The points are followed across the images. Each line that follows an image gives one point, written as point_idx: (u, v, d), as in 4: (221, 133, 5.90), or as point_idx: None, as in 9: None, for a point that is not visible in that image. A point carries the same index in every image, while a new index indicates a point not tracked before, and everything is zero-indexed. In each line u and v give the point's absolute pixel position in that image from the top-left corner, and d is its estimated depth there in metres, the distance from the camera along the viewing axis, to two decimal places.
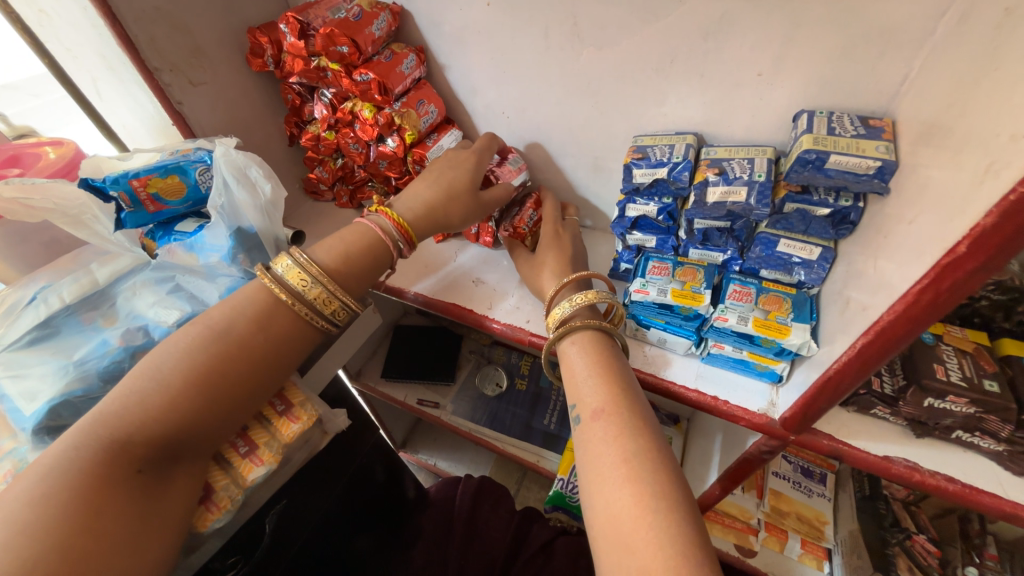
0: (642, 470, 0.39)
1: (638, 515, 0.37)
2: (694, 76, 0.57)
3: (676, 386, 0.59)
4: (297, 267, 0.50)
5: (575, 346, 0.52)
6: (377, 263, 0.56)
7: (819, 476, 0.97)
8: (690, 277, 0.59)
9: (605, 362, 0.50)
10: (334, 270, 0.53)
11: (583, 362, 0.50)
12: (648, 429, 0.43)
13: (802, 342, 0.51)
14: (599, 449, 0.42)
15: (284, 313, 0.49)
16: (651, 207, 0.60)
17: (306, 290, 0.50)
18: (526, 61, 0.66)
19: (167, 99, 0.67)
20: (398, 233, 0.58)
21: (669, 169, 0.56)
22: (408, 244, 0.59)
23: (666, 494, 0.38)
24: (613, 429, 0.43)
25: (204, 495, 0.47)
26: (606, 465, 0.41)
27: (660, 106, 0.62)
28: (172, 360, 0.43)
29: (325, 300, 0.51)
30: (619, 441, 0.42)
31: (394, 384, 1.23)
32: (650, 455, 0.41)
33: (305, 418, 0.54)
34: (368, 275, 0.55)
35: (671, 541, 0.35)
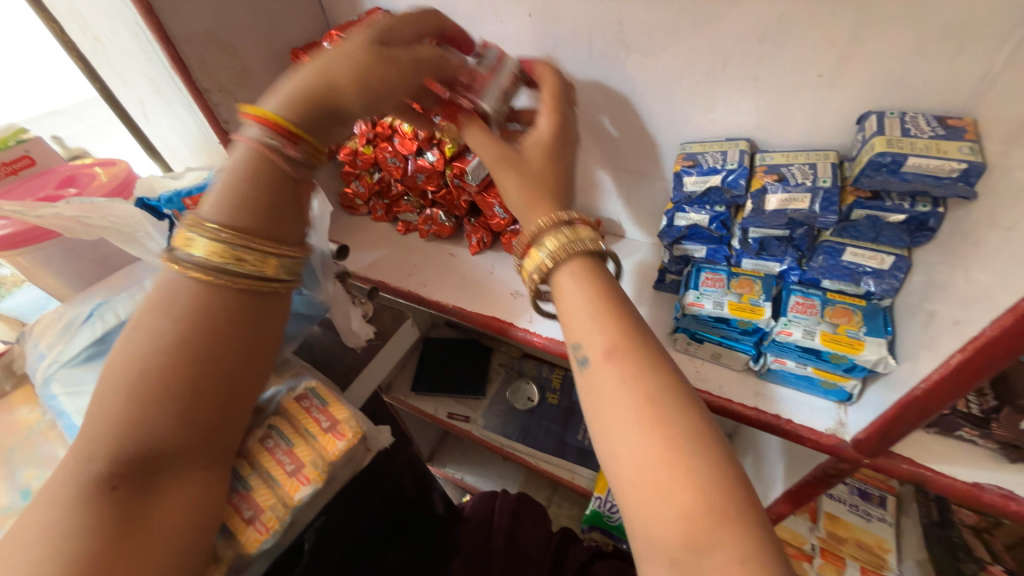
0: (664, 413, 0.33)
1: (674, 463, 0.31)
2: (747, 79, 0.55)
3: (734, 404, 0.56)
4: (195, 234, 0.43)
5: (571, 279, 0.42)
6: (273, 180, 0.46)
7: (878, 500, 0.91)
8: (747, 288, 0.56)
9: (610, 291, 0.41)
10: (231, 214, 0.45)
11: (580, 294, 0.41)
12: (656, 355, 0.37)
13: (878, 358, 0.47)
14: (613, 401, 0.35)
15: (237, 294, 0.44)
16: (703, 217, 0.58)
17: (211, 254, 0.43)
18: (565, 70, 0.66)
19: (215, 118, 0.68)
20: (274, 135, 0.45)
21: (723, 176, 0.54)
22: (295, 141, 0.46)
23: (707, 436, 0.32)
24: (630, 370, 0.35)
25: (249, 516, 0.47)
26: (627, 412, 0.34)
27: (709, 112, 0.60)
28: (132, 371, 0.39)
29: (224, 253, 0.43)
30: (635, 378, 0.35)
31: (423, 398, 1.22)
32: (674, 392, 0.35)
33: (350, 435, 0.52)
34: (269, 204, 0.46)
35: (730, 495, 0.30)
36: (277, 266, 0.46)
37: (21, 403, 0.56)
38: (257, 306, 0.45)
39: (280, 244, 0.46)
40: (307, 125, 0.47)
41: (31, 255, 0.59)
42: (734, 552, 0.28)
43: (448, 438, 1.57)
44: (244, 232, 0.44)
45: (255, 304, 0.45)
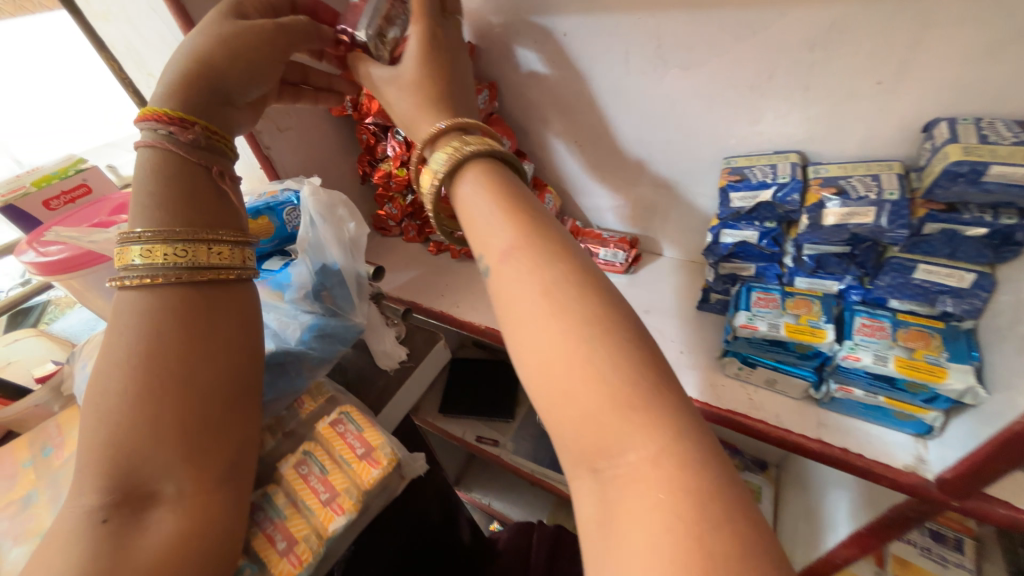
0: (564, 308, 0.31)
1: (572, 348, 0.30)
2: (796, 89, 0.53)
3: (795, 436, 0.51)
4: (144, 248, 0.44)
5: (466, 186, 0.40)
6: (188, 169, 0.48)
7: (954, 543, 0.82)
8: (805, 309, 0.52)
9: (507, 188, 0.39)
10: (167, 214, 0.45)
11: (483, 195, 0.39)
12: (557, 248, 0.34)
13: (966, 389, 0.42)
14: (519, 304, 0.33)
15: (191, 300, 0.44)
16: (752, 233, 0.55)
17: (163, 259, 0.44)
18: (601, 88, 0.65)
19: (257, 144, 0.70)
20: (167, 126, 0.46)
21: (775, 191, 0.51)
22: (187, 126, 0.47)
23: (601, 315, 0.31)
24: (527, 263, 0.34)
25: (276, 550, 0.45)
26: (526, 306, 0.32)
27: (754, 124, 0.58)
28: (107, 404, 0.40)
29: (156, 253, 0.44)
30: (536, 274, 0.33)
31: (452, 420, 1.20)
32: (573, 276, 0.33)
33: (385, 462, 0.50)
34: (188, 196, 0.47)
35: (620, 370, 0.29)
36: (215, 253, 0.46)
37: (68, 425, 0.57)
38: (215, 307, 0.45)
39: (214, 231, 0.47)
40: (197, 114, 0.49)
41: (84, 279, 0.61)
42: (649, 447, 0.27)
43: (475, 461, 1.53)
44: (168, 226, 0.45)
45: (220, 291, 0.47)
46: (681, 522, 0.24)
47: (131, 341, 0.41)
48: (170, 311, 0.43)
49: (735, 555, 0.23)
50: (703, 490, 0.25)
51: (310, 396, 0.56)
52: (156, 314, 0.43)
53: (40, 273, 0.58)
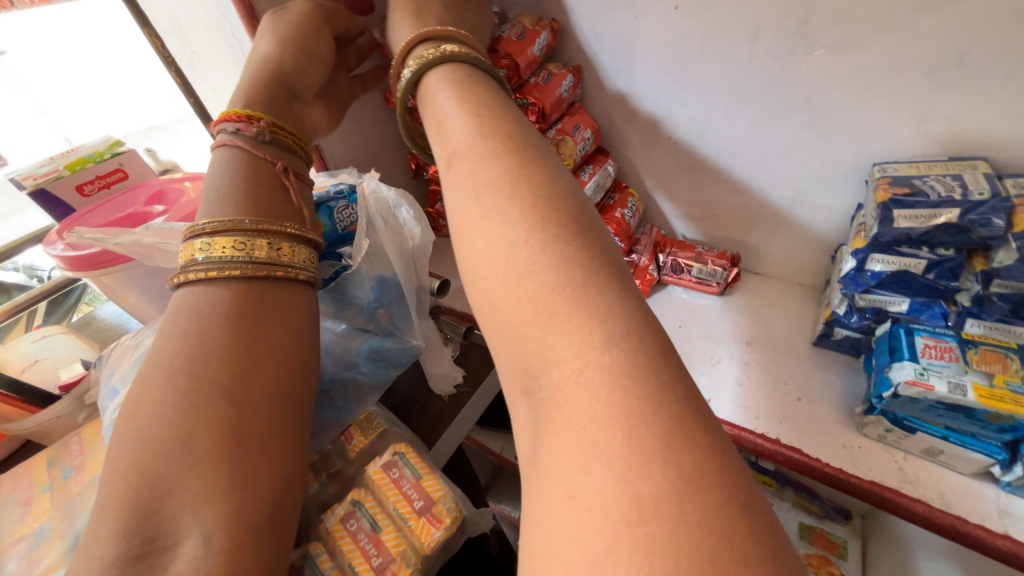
0: (489, 215, 0.26)
1: (501, 245, 0.25)
2: (995, 79, 0.41)
3: (971, 526, 0.40)
4: (213, 239, 0.37)
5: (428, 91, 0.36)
6: (260, 166, 0.43)
7: None
8: (999, 366, 0.39)
9: (466, 88, 0.35)
10: (237, 206, 0.39)
11: (448, 95, 0.34)
12: (499, 147, 0.29)
13: None
14: (460, 220, 0.28)
15: (243, 305, 0.36)
16: (919, 261, 0.43)
17: (234, 255, 0.37)
18: (713, 75, 0.54)
19: None
20: (239, 123, 0.43)
21: (964, 210, 0.40)
22: (253, 121, 0.43)
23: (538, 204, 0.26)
24: (469, 159, 0.30)
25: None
26: (465, 206, 0.28)
27: (920, 123, 0.46)
28: (121, 447, 0.32)
29: (218, 245, 0.37)
30: (467, 180, 0.29)
31: (489, 434, 1.11)
32: (512, 170, 0.28)
33: (448, 521, 0.41)
34: (255, 188, 0.41)
35: (550, 264, 0.24)
36: (281, 250, 0.39)
37: (91, 443, 0.50)
38: (269, 312, 0.37)
39: (279, 223, 0.40)
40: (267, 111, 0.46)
41: (116, 276, 0.55)
42: (574, 364, 0.21)
43: (504, 472, 1.45)
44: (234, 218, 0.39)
45: (287, 296, 0.39)
46: (614, 456, 0.19)
47: (176, 347, 0.34)
48: (227, 315, 0.35)
49: (682, 496, 0.18)
50: (642, 416, 0.20)
51: (360, 429, 0.47)
52: (206, 318, 0.35)
53: (70, 268, 0.51)
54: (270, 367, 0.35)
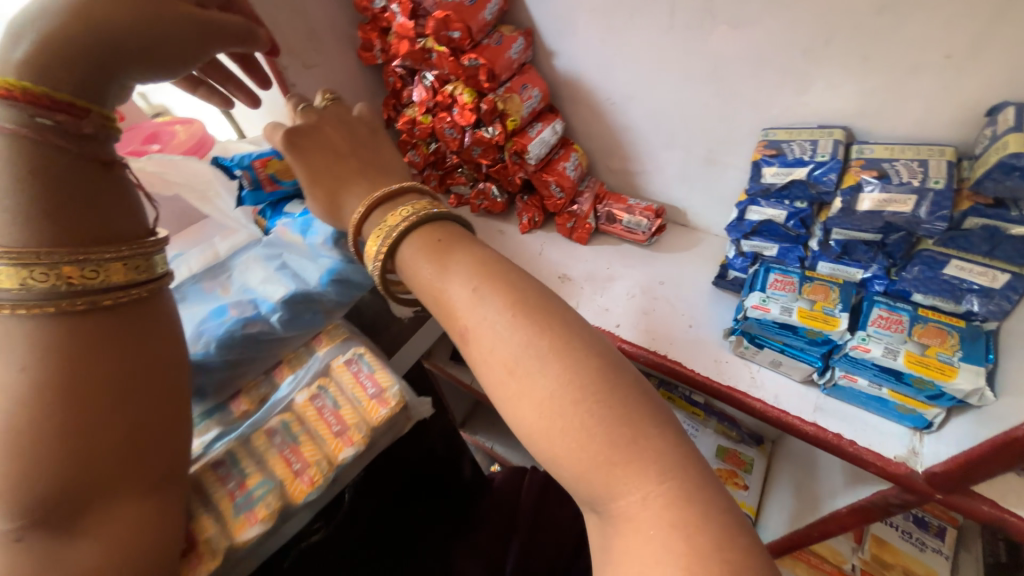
0: (530, 386, 0.28)
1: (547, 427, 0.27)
2: (854, 58, 0.48)
3: (790, 417, 0.53)
4: (27, 268, 0.30)
5: (416, 258, 0.34)
6: (73, 161, 0.33)
7: (937, 530, 0.82)
8: (822, 295, 0.52)
9: (446, 251, 0.34)
10: (60, 223, 0.31)
11: (435, 269, 0.34)
12: (509, 320, 0.30)
13: (974, 390, 0.42)
14: (497, 390, 0.29)
15: (97, 323, 0.31)
16: (780, 212, 0.53)
17: (62, 284, 0.31)
18: (640, 44, 0.61)
19: (284, 81, 0.68)
20: (24, 105, 0.30)
21: (811, 169, 0.49)
22: (79, 114, 0.32)
23: (567, 378, 0.28)
24: (487, 344, 0.30)
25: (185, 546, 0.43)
26: (498, 381, 0.29)
27: (801, 95, 0.54)
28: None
29: (44, 274, 0.30)
30: (492, 355, 0.30)
31: (461, 367, 1.23)
32: (535, 347, 0.29)
33: (393, 402, 0.51)
34: (85, 189, 0.33)
35: (579, 423, 0.27)
36: (132, 266, 0.34)
37: None
38: (143, 325, 0.34)
39: (122, 241, 0.34)
40: (82, 84, 0.33)
41: None
42: (636, 492, 0.26)
43: (481, 407, 1.59)
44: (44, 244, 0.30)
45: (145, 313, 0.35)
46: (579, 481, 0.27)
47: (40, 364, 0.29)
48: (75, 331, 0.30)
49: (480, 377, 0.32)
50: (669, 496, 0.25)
51: (328, 335, 0.57)
52: (67, 343, 0.30)
53: None
54: (142, 373, 0.32)
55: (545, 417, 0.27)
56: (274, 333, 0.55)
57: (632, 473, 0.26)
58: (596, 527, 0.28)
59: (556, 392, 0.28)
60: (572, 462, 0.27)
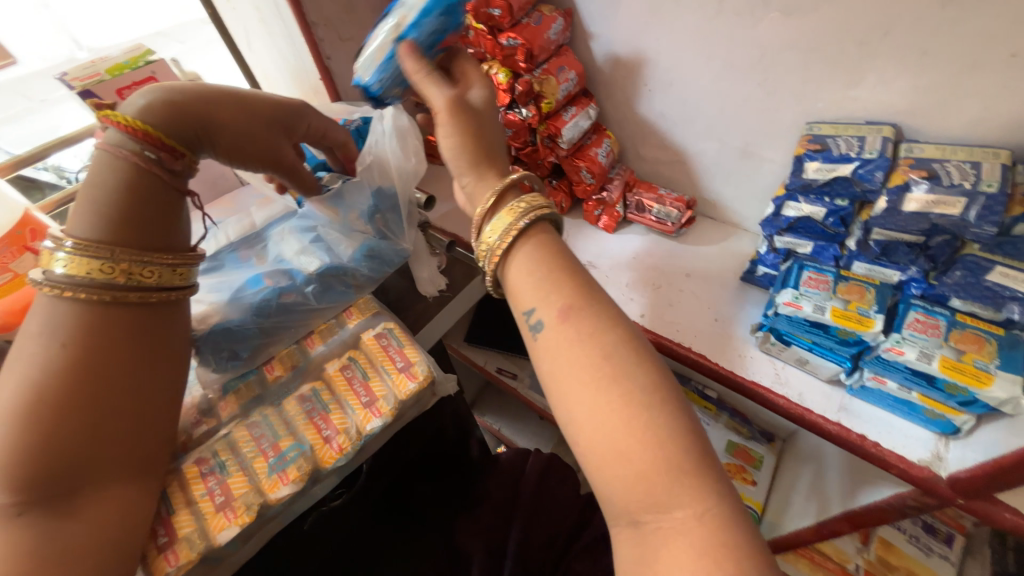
0: (626, 376, 0.29)
1: (630, 419, 0.28)
2: (911, 52, 0.47)
3: (813, 415, 0.53)
4: (82, 255, 0.37)
5: (530, 253, 0.35)
6: (149, 195, 0.41)
7: (945, 536, 0.83)
8: (856, 296, 0.51)
9: (560, 253, 0.35)
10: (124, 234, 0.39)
11: (536, 263, 0.35)
12: (614, 317, 0.31)
13: (1008, 398, 0.42)
14: (581, 372, 0.30)
15: (130, 314, 0.38)
16: (819, 210, 0.52)
17: (103, 272, 0.37)
18: (685, 29, 0.59)
19: (319, 53, 0.69)
20: (141, 142, 0.40)
21: (856, 166, 0.48)
22: (176, 155, 0.42)
23: (657, 387, 0.29)
24: (586, 327, 0.31)
25: (220, 500, 0.45)
26: (582, 366, 0.30)
27: (850, 89, 0.52)
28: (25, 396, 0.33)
29: (113, 268, 0.37)
30: (589, 338, 0.30)
31: (476, 349, 1.24)
32: (634, 344, 0.30)
33: (421, 377, 0.52)
34: (151, 214, 0.41)
35: (661, 426, 0.27)
36: (178, 274, 0.42)
37: None
38: (158, 321, 0.40)
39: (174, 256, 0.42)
40: (178, 136, 0.42)
41: None
42: (694, 505, 0.26)
43: (491, 390, 1.61)
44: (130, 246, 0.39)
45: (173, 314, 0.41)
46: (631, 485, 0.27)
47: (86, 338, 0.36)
48: (114, 328, 0.37)
49: (555, 351, 0.31)
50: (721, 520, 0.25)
51: (357, 308, 0.58)
52: (109, 325, 0.37)
53: None
54: (156, 354, 0.39)
55: (631, 408, 0.28)
56: (308, 304, 0.56)
57: (690, 489, 0.26)
58: (629, 540, 0.27)
59: (644, 391, 0.28)
60: (640, 463, 0.27)
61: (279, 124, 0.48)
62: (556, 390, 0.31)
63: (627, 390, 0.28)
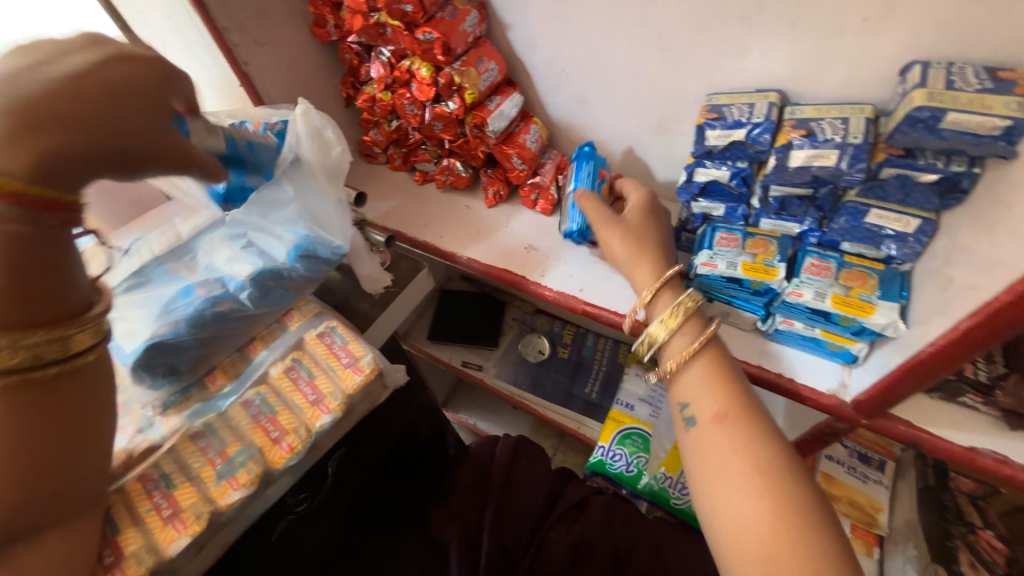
0: (773, 489, 0.37)
1: (778, 526, 0.36)
2: (784, 23, 0.51)
3: (738, 361, 0.58)
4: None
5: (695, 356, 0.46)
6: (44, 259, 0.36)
7: (878, 463, 0.92)
8: (761, 249, 0.56)
9: (726, 373, 0.45)
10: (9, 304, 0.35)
11: (699, 374, 0.45)
12: (766, 433, 0.41)
13: (888, 322, 0.47)
14: (733, 475, 0.39)
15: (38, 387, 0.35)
16: (724, 172, 0.56)
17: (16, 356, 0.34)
18: (591, 15, 0.62)
19: (235, 59, 0.68)
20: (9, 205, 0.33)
21: (748, 130, 0.52)
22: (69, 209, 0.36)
23: (804, 503, 0.37)
24: (739, 438, 0.40)
25: (168, 513, 0.44)
26: (734, 471, 0.39)
27: (740, 61, 0.57)
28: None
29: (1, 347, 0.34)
30: (743, 449, 0.40)
31: (439, 346, 1.25)
32: (783, 463, 0.39)
33: (367, 370, 0.53)
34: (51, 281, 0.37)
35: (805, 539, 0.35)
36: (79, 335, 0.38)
37: None
38: (76, 381, 0.38)
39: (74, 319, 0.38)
40: (58, 173, 0.35)
41: None
42: None
43: (463, 386, 1.62)
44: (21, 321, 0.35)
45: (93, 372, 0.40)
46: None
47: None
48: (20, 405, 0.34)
49: (712, 448, 0.41)
50: None
51: (299, 311, 0.59)
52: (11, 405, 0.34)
53: None
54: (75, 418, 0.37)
55: (771, 516, 0.36)
56: (245, 310, 0.55)
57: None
58: None
59: (784, 504, 0.37)
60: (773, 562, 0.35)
61: (159, 100, 0.38)
62: (705, 487, 0.41)
63: (773, 499, 0.37)
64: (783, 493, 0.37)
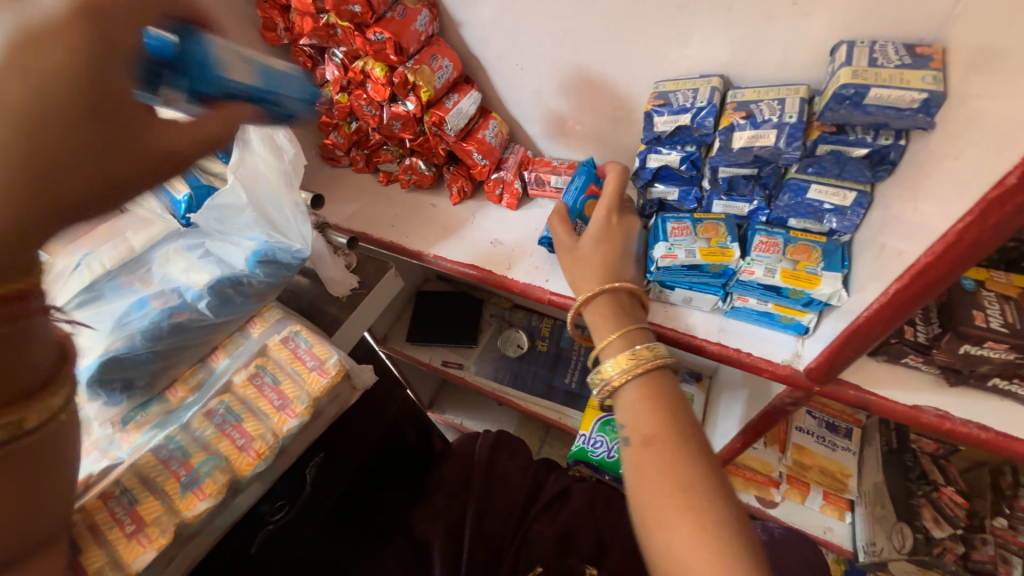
0: (701, 504, 0.39)
1: (705, 540, 0.37)
2: (720, 9, 0.53)
3: (698, 339, 0.59)
4: None
5: (638, 388, 0.48)
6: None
7: (845, 432, 0.94)
8: (713, 233, 0.58)
9: (662, 396, 0.47)
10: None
11: (636, 398, 0.47)
12: (695, 451, 0.43)
13: (833, 292, 0.50)
14: (664, 494, 0.40)
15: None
16: (674, 156, 0.58)
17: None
18: (538, 9, 0.63)
19: None
20: None
21: (693, 115, 0.54)
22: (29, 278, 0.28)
23: (728, 517, 0.38)
24: (667, 457, 0.42)
25: (132, 528, 0.44)
26: (663, 491, 0.40)
27: (683, 47, 0.58)
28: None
29: None
30: (672, 467, 0.41)
31: (418, 347, 1.25)
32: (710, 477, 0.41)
33: (333, 372, 0.53)
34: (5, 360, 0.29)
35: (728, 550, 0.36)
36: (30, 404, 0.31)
37: None
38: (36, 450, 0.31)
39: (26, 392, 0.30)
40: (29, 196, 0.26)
41: None
42: None
43: (447, 386, 1.62)
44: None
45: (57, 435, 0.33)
46: None
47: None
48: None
49: (646, 469, 0.42)
50: None
51: (261, 318, 0.58)
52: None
53: None
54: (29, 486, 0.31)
55: (702, 531, 0.37)
56: (204, 319, 0.55)
57: None
58: None
59: (712, 519, 0.38)
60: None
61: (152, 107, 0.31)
62: (640, 509, 0.42)
63: (700, 517, 0.38)
64: (704, 507, 0.39)
